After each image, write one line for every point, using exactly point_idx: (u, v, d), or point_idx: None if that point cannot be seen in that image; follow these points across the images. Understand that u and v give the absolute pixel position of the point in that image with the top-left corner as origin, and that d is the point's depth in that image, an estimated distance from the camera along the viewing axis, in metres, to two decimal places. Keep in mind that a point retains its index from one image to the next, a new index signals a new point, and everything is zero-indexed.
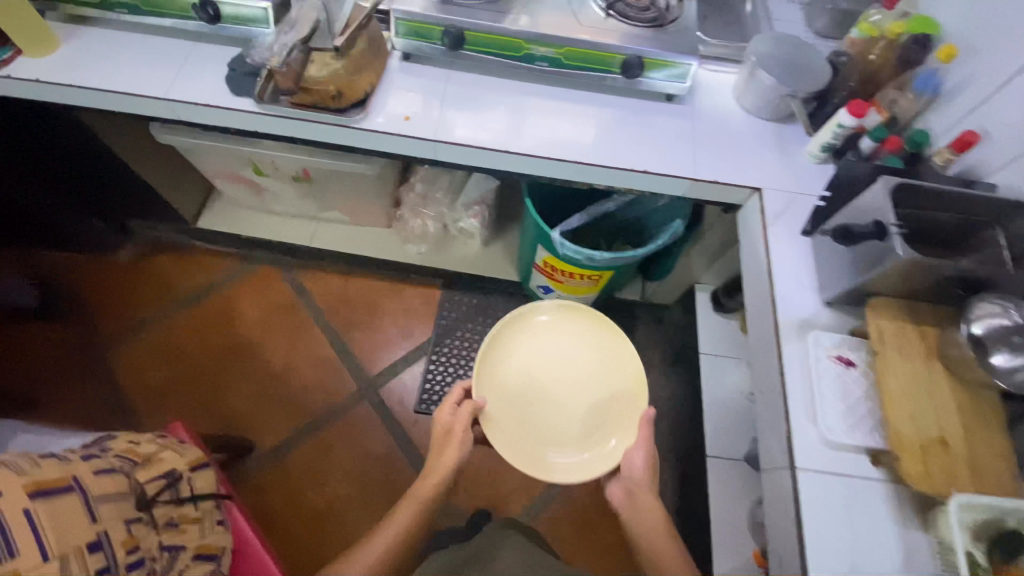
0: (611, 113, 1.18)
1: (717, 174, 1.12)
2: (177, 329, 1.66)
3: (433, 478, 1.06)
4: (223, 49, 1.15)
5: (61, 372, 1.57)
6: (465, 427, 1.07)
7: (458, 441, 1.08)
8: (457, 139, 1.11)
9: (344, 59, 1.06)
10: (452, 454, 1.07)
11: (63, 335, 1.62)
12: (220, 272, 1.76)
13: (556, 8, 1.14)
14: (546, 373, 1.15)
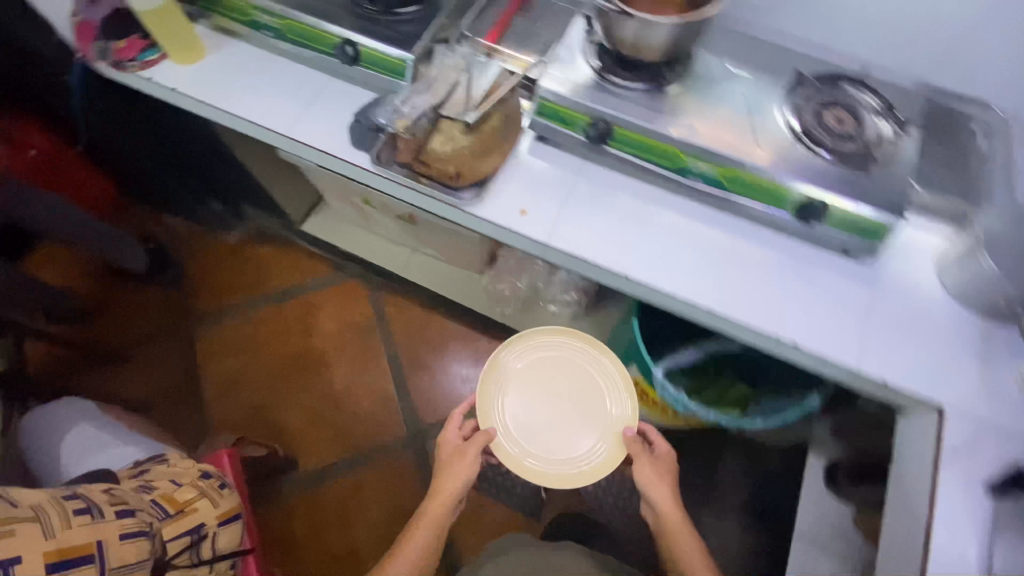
0: (766, 256, 0.96)
1: (885, 372, 0.87)
2: (260, 325, 1.71)
3: (442, 502, 1.06)
4: (357, 91, 1.08)
5: (152, 339, 1.65)
6: (466, 466, 1.06)
7: (461, 462, 1.07)
8: (573, 249, 0.96)
9: (473, 135, 0.97)
10: (455, 479, 1.06)
11: (162, 303, 1.71)
12: (312, 277, 1.77)
13: (734, 118, 0.94)
14: (534, 389, 1.10)
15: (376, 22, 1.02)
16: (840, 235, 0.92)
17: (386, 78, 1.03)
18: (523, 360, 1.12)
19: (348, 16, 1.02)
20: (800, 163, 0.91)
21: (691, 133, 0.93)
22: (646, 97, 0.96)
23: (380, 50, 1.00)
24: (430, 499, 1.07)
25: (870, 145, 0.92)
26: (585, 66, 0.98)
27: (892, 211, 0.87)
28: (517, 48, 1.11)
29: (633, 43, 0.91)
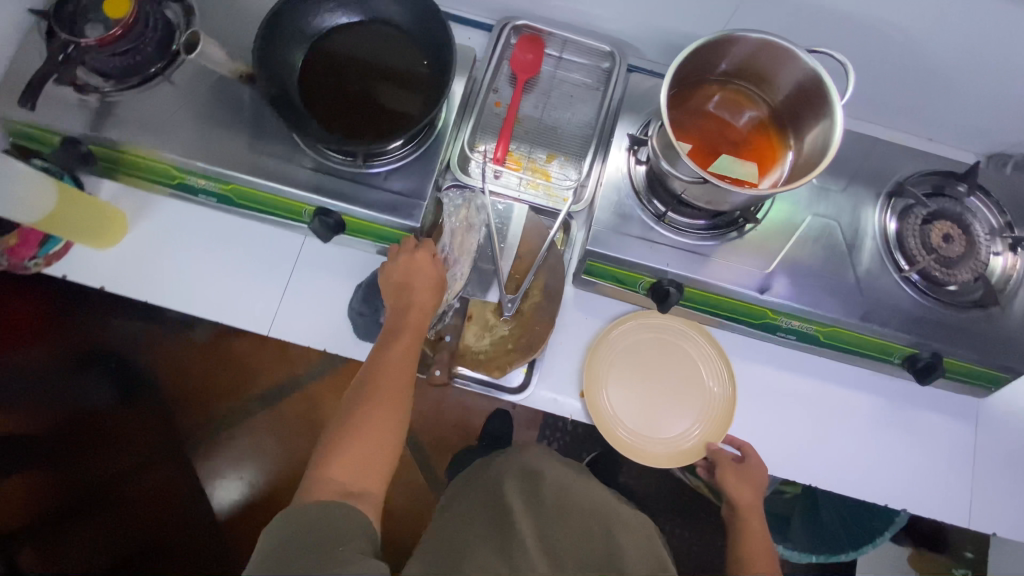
0: (865, 403, 0.84)
1: (996, 526, 0.82)
2: (260, 432, 1.44)
3: (393, 385, 0.66)
4: (344, 253, 0.85)
5: (139, 470, 1.34)
6: (425, 296, 0.72)
7: (420, 277, 0.73)
8: (648, 430, 0.82)
9: (515, 319, 0.78)
10: (405, 362, 0.68)
11: (132, 425, 1.36)
12: (305, 365, 1.48)
13: (829, 258, 0.77)
14: (625, 381, 0.84)
15: (360, 177, 0.77)
16: (942, 381, 0.83)
17: (386, 246, 0.82)
18: (621, 332, 0.84)
19: (319, 172, 0.77)
20: (911, 312, 0.76)
21: (784, 291, 0.76)
22: (714, 250, 0.78)
23: (373, 221, 0.77)
24: (394, 337, 0.69)
25: (984, 273, 0.78)
26: (634, 207, 0.80)
27: (1015, 363, 0.75)
28: (532, 152, 0.87)
29: (705, 196, 0.71)
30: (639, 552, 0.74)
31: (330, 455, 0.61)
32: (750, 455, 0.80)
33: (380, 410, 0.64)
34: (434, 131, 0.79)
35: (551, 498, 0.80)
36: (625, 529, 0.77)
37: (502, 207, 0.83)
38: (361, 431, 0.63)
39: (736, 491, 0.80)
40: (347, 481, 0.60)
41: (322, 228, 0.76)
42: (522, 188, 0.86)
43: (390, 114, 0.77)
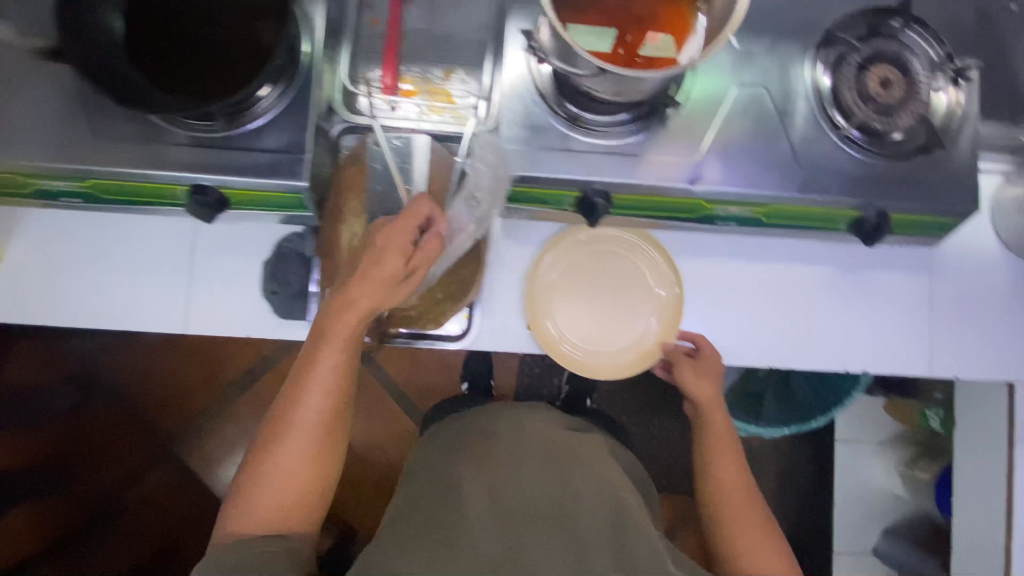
0: (817, 276, 0.82)
1: (955, 369, 0.82)
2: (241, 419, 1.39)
3: (320, 405, 0.62)
4: (244, 230, 0.77)
5: (142, 473, 1.36)
6: (383, 294, 0.61)
7: (390, 259, 0.61)
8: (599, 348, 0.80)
9: (439, 267, 0.73)
10: (332, 374, 0.62)
11: (119, 438, 1.36)
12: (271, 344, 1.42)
13: (761, 131, 0.71)
14: (568, 300, 0.80)
15: (229, 140, 0.68)
16: (894, 237, 0.79)
17: (284, 213, 0.73)
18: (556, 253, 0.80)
19: (182, 146, 0.68)
20: (851, 173, 0.71)
21: (716, 177, 0.70)
22: (639, 145, 0.71)
23: (257, 189, 0.68)
24: (322, 340, 0.62)
25: (927, 116, 0.72)
26: (545, 115, 0.71)
27: (963, 204, 0.72)
28: (425, 72, 0.76)
29: (614, 90, 0.63)
30: (595, 488, 0.76)
31: (252, 476, 0.62)
32: (705, 350, 0.79)
33: (298, 442, 0.62)
34: (300, 68, 0.69)
35: (511, 453, 0.81)
36: (583, 469, 0.80)
37: (400, 143, 0.73)
38: (286, 452, 0.62)
39: (694, 385, 0.79)
40: (281, 504, 0.62)
41: (200, 209, 0.69)
42: (421, 116, 0.79)
43: (241, 54, 0.66)
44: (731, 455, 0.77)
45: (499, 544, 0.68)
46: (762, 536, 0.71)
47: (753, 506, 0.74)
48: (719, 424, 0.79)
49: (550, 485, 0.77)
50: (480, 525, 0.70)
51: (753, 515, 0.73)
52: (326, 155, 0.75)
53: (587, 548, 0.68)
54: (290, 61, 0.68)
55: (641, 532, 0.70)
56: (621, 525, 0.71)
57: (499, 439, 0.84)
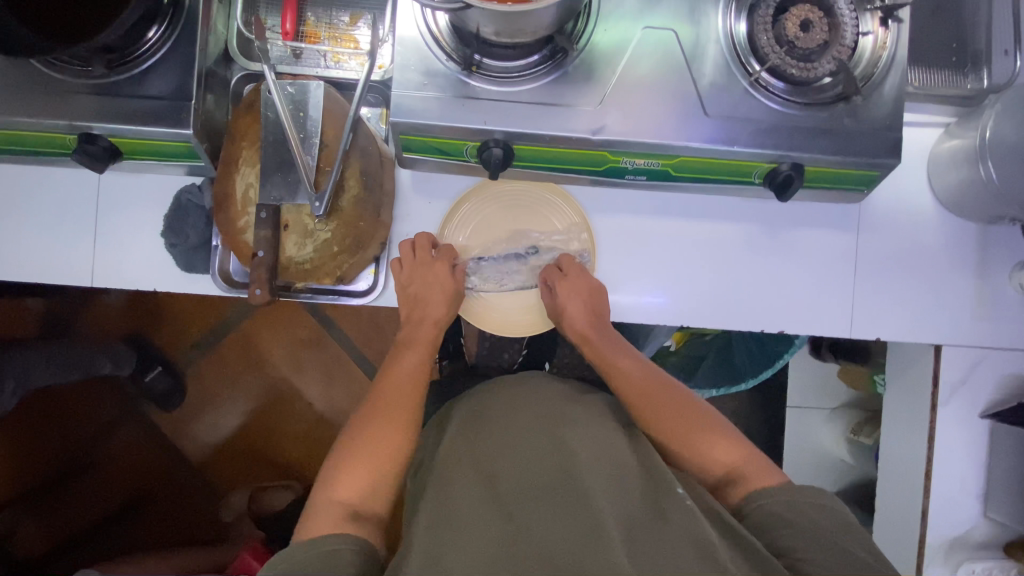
0: (735, 233, 0.79)
1: (880, 332, 0.80)
2: (203, 381, 1.32)
3: (393, 399, 0.72)
4: (147, 182, 0.75)
5: (111, 428, 1.31)
6: (441, 307, 0.78)
7: (439, 290, 0.76)
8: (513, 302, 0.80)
9: (332, 220, 0.70)
10: (413, 378, 0.75)
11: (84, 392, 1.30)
12: (231, 305, 1.31)
13: (668, 78, 0.67)
14: (484, 261, 0.80)
15: (114, 87, 0.66)
16: (816, 193, 0.76)
17: (185, 163, 0.72)
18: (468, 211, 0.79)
19: (65, 93, 0.65)
20: (764, 122, 0.68)
21: (619, 126, 0.67)
22: (542, 91, 0.67)
23: (144, 137, 0.66)
24: (405, 351, 0.77)
25: (848, 61, 0.67)
26: (441, 61, 0.67)
27: (884, 156, 0.68)
28: (331, 17, 0.76)
29: (500, 30, 0.59)
30: (595, 456, 0.65)
31: (337, 474, 0.65)
32: (568, 299, 0.76)
33: (388, 424, 0.69)
34: (183, 9, 0.66)
35: (505, 423, 0.71)
36: (584, 431, 0.69)
37: (293, 90, 0.70)
38: (363, 449, 0.67)
39: (563, 322, 0.77)
40: (350, 500, 0.64)
41: (87, 159, 0.67)
42: (327, 63, 0.76)
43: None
44: (650, 380, 0.73)
45: (493, 525, 0.60)
46: (698, 425, 0.69)
47: (695, 410, 0.71)
48: (621, 359, 0.76)
49: (546, 450, 0.66)
50: (468, 503, 0.63)
51: (692, 418, 0.70)
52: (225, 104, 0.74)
53: (595, 507, 0.59)
54: (172, 2, 0.66)
55: (660, 489, 0.62)
56: (626, 487, 0.63)
57: (487, 409, 0.74)
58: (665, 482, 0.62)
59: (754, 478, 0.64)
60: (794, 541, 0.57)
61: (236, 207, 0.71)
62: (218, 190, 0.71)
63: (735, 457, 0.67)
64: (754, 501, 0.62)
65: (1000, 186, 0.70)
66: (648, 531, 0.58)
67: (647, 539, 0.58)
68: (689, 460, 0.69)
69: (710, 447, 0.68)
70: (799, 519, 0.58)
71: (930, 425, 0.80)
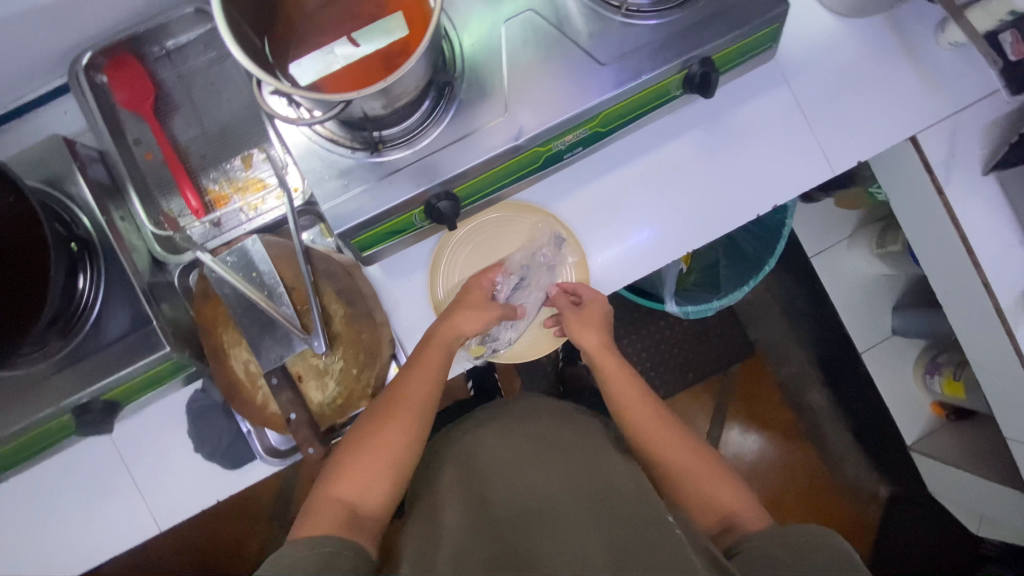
0: (684, 146, 0.80)
1: (855, 155, 0.81)
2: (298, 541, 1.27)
3: (411, 397, 0.68)
4: (153, 412, 0.74)
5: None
6: (473, 318, 0.73)
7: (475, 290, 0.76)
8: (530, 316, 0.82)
9: (337, 348, 0.71)
10: (429, 383, 0.69)
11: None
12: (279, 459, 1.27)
13: (549, 54, 0.68)
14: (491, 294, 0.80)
15: (77, 351, 0.65)
16: (732, 71, 0.77)
17: (177, 377, 0.71)
18: (450, 262, 0.79)
19: (38, 382, 0.64)
20: (654, 41, 0.68)
21: (534, 119, 0.67)
22: (451, 128, 0.67)
23: (127, 380, 0.65)
24: (430, 342, 0.72)
25: None
26: (348, 155, 0.67)
27: (772, 8, 0.68)
28: (226, 172, 0.75)
29: (384, 102, 0.60)
30: (593, 480, 0.67)
31: (342, 473, 0.63)
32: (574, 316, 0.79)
33: (401, 423, 0.66)
34: (97, 246, 0.66)
35: (499, 453, 0.73)
36: (574, 462, 0.70)
37: (234, 257, 0.69)
38: (369, 446, 0.64)
39: (579, 335, 0.78)
40: (349, 497, 0.61)
41: (89, 426, 0.66)
42: (248, 215, 0.75)
43: (23, 256, 0.60)
44: (661, 421, 0.73)
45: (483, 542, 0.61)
46: (708, 471, 0.70)
47: (704, 455, 0.71)
48: (633, 392, 0.75)
49: (537, 481, 0.68)
50: (455, 520, 0.64)
51: (706, 464, 0.70)
52: (182, 304, 0.73)
53: (580, 533, 0.60)
54: (84, 245, 0.65)
55: (648, 514, 0.61)
56: (614, 508, 0.63)
57: (478, 444, 0.75)
58: (655, 510, 0.61)
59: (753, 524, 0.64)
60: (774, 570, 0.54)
61: (247, 388, 0.71)
62: (222, 384, 0.70)
63: (739, 505, 0.67)
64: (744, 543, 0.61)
65: None
66: (633, 542, 0.57)
67: (632, 543, 0.57)
68: (697, 502, 0.68)
69: (719, 490, 0.68)
70: (791, 552, 0.55)
71: (945, 207, 0.82)
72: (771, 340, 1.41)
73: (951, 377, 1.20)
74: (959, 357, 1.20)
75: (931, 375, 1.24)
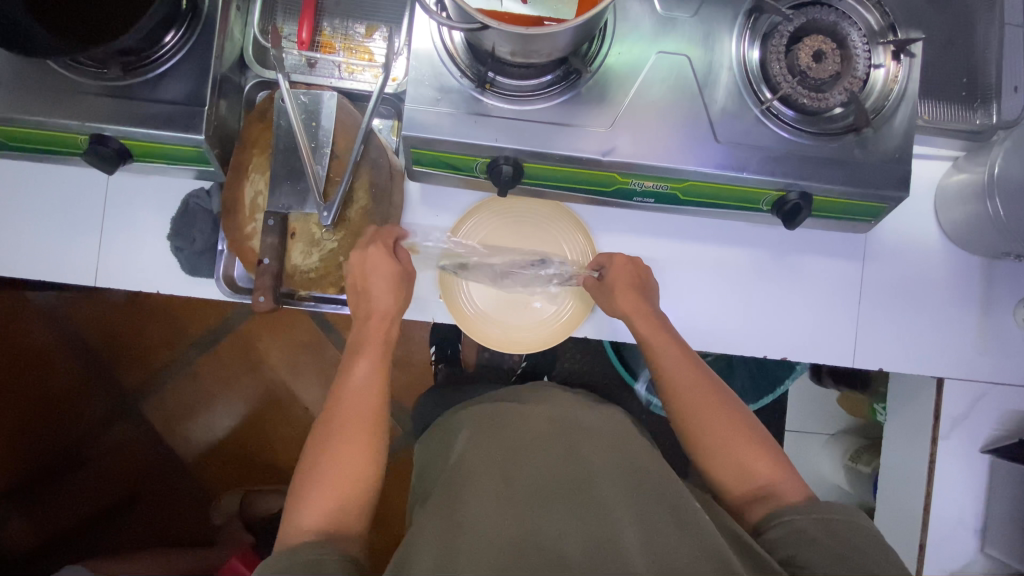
0: (744, 260, 0.79)
1: (881, 361, 0.80)
2: (201, 380, 1.27)
3: (360, 409, 0.63)
4: (155, 184, 0.75)
5: (107, 424, 1.25)
6: (388, 291, 0.68)
7: (380, 277, 0.68)
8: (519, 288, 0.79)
9: (341, 231, 0.72)
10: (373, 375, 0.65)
11: (78, 387, 1.24)
12: (231, 303, 1.27)
13: (677, 103, 0.68)
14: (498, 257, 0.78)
15: (128, 90, 0.66)
16: (824, 221, 0.76)
17: (195, 167, 0.72)
18: (488, 217, 0.79)
19: (77, 92, 0.65)
20: (774, 151, 0.68)
21: (629, 149, 0.67)
22: (557, 111, 0.67)
23: (152, 140, 0.66)
24: (358, 352, 0.66)
25: (859, 93, 0.67)
26: (455, 77, 0.67)
27: (891, 189, 0.68)
28: (347, 29, 0.77)
29: (516, 51, 0.60)
30: (615, 467, 0.62)
31: (308, 490, 0.58)
32: (619, 267, 0.73)
33: (356, 436, 0.61)
34: (202, 14, 0.67)
35: (512, 430, 0.67)
36: (597, 442, 0.65)
37: (307, 99, 0.70)
38: (337, 464, 0.59)
39: (614, 297, 0.71)
40: (327, 515, 0.56)
41: (97, 160, 0.66)
42: (341, 74, 0.76)
43: None
44: (702, 379, 0.66)
45: (506, 524, 0.55)
46: (747, 438, 0.62)
47: (740, 420, 0.63)
48: (670, 348, 0.68)
49: (558, 464, 0.61)
50: (479, 500, 0.58)
51: (734, 423, 0.63)
52: (237, 110, 0.74)
53: (608, 517, 0.55)
54: (191, 8, 0.66)
55: (678, 497, 0.58)
56: (645, 496, 0.58)
57: (491, 419, 0.71)
58: (683, 498, 0.58)
59: (789, 498, 0.58)
60: (812, 555, 0.51)
61: (244, 214, 0.71)
62: (226, 196, 0.71)
63: (777, 474, 0.60)
64: (775, 519, 0.56)
65: (1006, 223, 0.71)
66: (667, 533, 0.54)
67: (669, 546, 0.53)
68: (727, 473, 0.62)
69: (752, 460, 0.61)
70: (832, 537, 0.52)
71: (930, 456, 0.80)
72: None
73: None
74: None
75: None
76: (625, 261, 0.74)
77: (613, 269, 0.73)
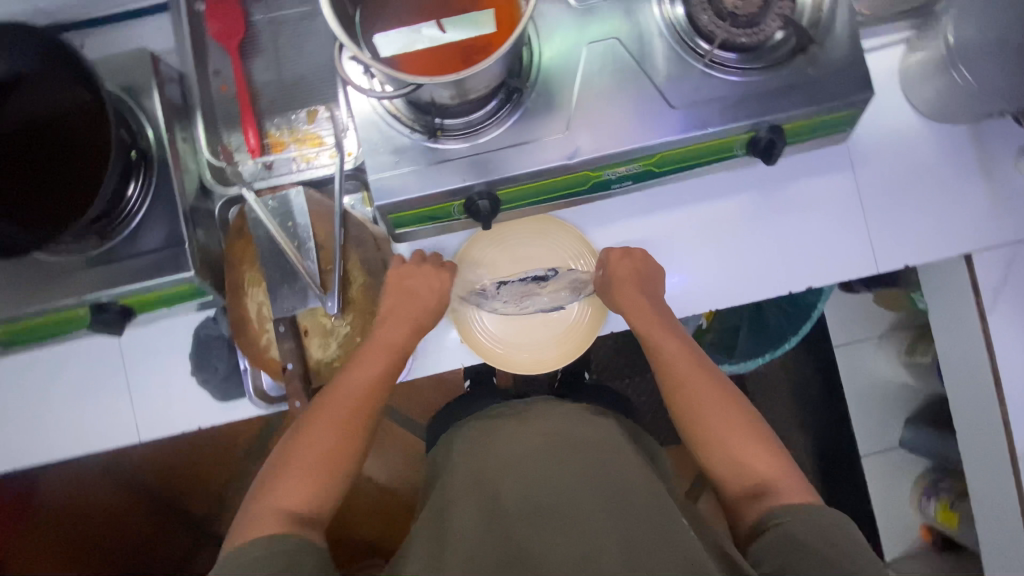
0: (737, 208, 0.79)
1: (904, 258, 0.79)
2: None
3: (351, 405, 0.63)
4: (163, 328, 0.77)
5: (191, 556, 1.26)
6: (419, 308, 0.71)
7: (418, 280, 0.72)
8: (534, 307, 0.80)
9: (349, 313, 0.73)
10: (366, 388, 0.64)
11: (154, 532, 1.26)
12: None
13: (622, 84, 0.68)
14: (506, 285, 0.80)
15: (111, 254, 0.67)
16: (801, 145, 0.76)
17: (195, 301, 0.74)
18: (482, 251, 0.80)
19: (67, 272, 0.67)
20: (730, 97, 0.68)
21: (592, 144, 0.67)
22: (512, 133, 0.68)
23: (147, 290, 0.67)
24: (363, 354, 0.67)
25: (793, 14, 0.68)
26: (406, 134, 0.68)
27: (857, 93, 0.67)
28: (289, 122, 0.78)
29: (455, 94, 0.60)
30: (607, 481, 0.61)
31: (276, 482, 0.58)
32: (619, 263, 0.75)
33: (326, 427, 0.61)
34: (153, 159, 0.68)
35: (515, 441, 0.67)
36: (598, 452, 0.65)
37: (276, 202, 0.72)
38: (309, 451, 0.59)
39: (615, 292, 0.73)
40: (294, 505, 0.56)
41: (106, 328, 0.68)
42: (299, 166, 0.77)
43: (85, 154, 0.63)
44: (704, 371, 0.66)
45: (494, 547, 0.56)
46: (748, 432, 0.62)
47: (741, 413, 0.63)
48: (669, 339, 0.69)
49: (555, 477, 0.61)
50: (470, 522, 0.59)
51: (733, 417, 0.63)
52: (216, 234, 0.76)
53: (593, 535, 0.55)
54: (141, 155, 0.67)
55: (663, 516, 0.57)
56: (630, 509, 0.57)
57: (490, 432, 0.71)
58: (665, 514, 0.57)
59: (790, 497, 0.57)
60: (804, 561, 0.49)
61: (254, 328, 0.73)
62: (232, 318, 0.73)
63: (778, 471, 0.59)
64: (768, 521, 0.55)
65: (978, 86, 0.70)
66: (648, 547, 0.53)
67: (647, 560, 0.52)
68: (724, 467, 0.61)
69: (751, 456, 0.61)
70: (827, 542, 0.51)
71: (983, 332, 0.79)
72: (775, 418, 1.28)
73: (948, 505, 1.15)
74: (961, 487, 1.15)
75: (927, 497, 1.19)
76: (625, 251, 0.76)
77: (609, 262, 0.75)
